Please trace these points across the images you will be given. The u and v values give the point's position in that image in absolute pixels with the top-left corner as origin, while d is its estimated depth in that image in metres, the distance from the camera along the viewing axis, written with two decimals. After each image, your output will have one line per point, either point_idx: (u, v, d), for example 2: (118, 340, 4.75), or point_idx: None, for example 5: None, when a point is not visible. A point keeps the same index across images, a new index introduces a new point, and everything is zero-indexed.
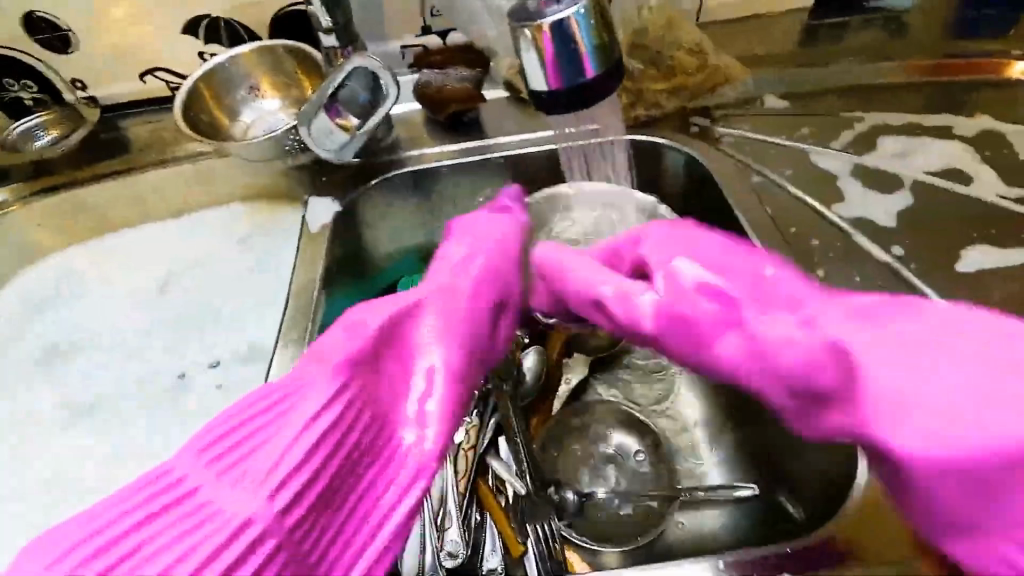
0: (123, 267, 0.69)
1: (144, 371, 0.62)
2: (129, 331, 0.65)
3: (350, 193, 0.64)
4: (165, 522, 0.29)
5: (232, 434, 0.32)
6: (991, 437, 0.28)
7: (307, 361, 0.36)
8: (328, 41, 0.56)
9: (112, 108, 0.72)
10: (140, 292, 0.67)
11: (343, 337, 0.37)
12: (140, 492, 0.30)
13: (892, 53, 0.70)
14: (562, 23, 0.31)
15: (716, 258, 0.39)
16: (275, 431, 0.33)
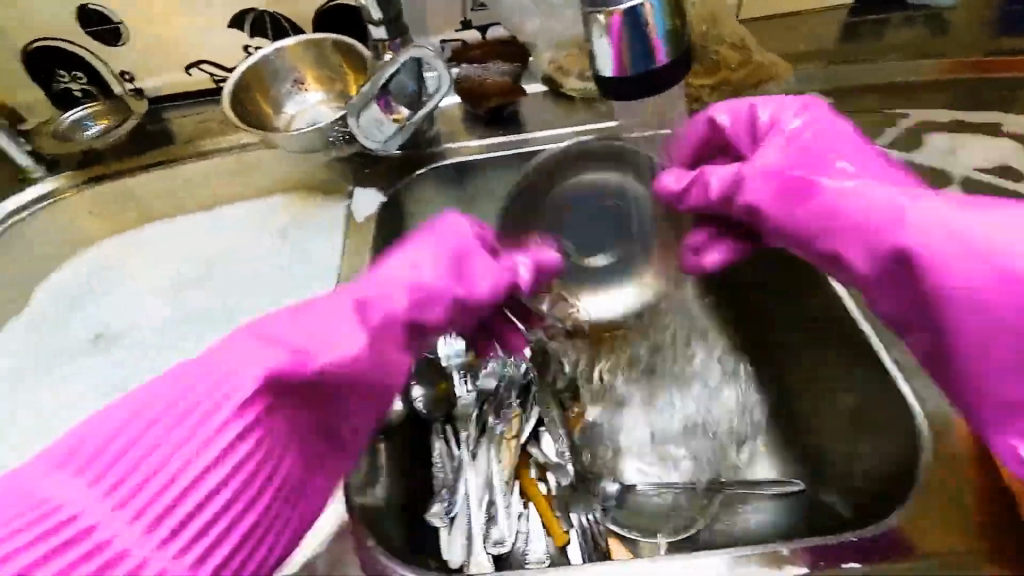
0: (145, 264, 0.71)
1: (150, 370, 0.64)
2: (146, 329, 0.66)
3: (393, 185, 0.64)
4: (50, 547, 0.31)
5: (113, 447, 0.35)
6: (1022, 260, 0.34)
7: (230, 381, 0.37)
8: (377, 34, 0.57)
9: (159, 99, 0.74)
10: (159, 291, 0.69)
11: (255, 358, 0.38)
12: (36, 526, 0.32)
13: (934, 49, 0.69)
14: (635, 9, 0.31)
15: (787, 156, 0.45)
16: (181, 448, 0.35)
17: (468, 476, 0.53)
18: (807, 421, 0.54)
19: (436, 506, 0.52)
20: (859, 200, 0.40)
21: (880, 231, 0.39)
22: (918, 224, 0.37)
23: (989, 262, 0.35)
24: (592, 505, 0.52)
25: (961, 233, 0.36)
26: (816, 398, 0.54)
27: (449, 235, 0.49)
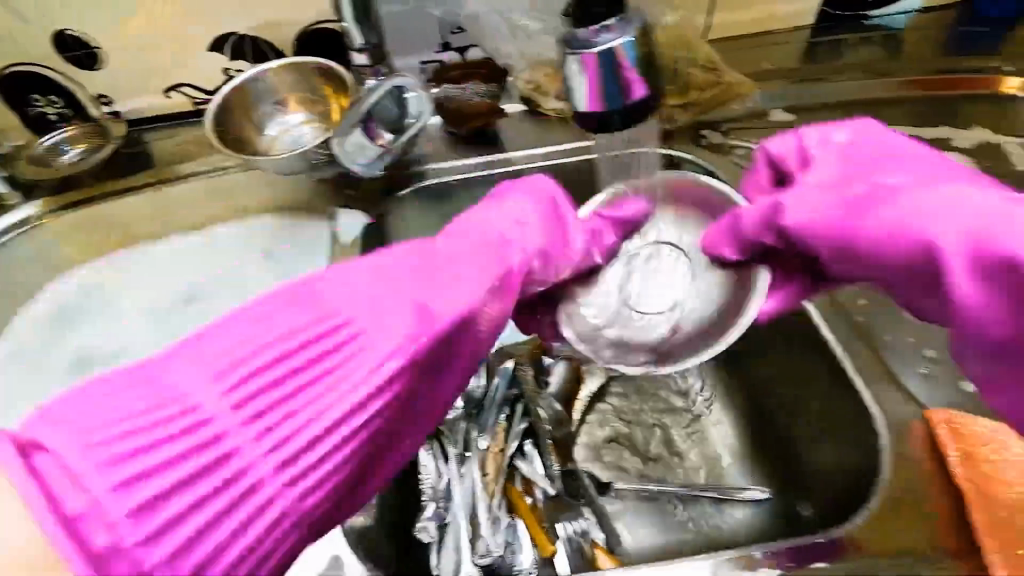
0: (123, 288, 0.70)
1: None
2: (126, 354, 0.66)
3: (377, 207, 0.66)
4: (221, 502, 0.29)
5: (266, 372, 0.32)
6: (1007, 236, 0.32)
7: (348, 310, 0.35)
8: (359, 60, 0.58)
9: (139, 122, 0.74)
10: (137, 315, 0.68)
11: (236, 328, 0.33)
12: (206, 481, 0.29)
13: (889, 68, 0.73)
14: (611, 52, 0.33)
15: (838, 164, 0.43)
16: (324, 398, 0.33)
17: (453, 490, 0.53)
18: (779, 427, 0.57)
19: (423, 520, 0.52)
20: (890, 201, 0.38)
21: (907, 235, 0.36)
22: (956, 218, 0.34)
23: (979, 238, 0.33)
24: (576, 514, 0.54)
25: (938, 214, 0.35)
26: (788, 403, 0.56)
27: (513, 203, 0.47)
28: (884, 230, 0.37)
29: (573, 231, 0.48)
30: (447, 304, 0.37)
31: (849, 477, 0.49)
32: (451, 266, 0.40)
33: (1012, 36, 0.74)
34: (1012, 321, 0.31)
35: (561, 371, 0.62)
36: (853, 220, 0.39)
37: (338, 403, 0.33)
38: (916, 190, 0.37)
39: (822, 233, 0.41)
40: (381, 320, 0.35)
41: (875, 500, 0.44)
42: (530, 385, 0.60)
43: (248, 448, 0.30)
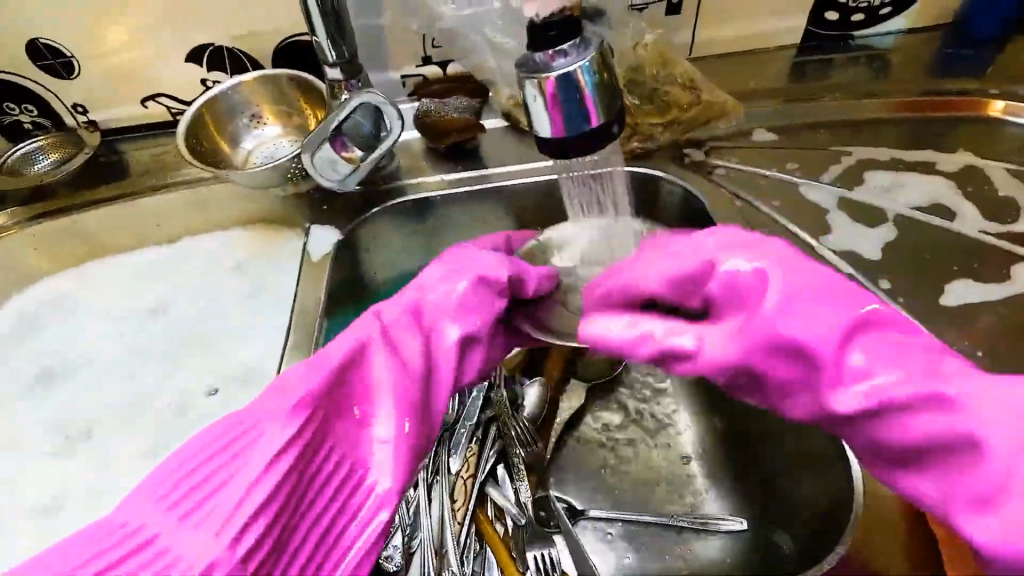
0: (90, 300, 0.69)
1: (92, 412, 0.62)
2: (91, 368, 0.64)
3: (350, 222, 0.64)
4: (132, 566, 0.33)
5: (190, 477, 0.36)
6: (953, 419, 0.34)
7: (266, 396, 0.40)
8: (332, 74, 0.57)
9: (116, 131, 0.73)
10: (105, 325, 0.67)
11: (202, 439, 0.39)
12: (111, 552, 0.34)
13: (875, 88, 0.72)
14: (568, 76, 0.32)
15: (804, 282, 0.38)
16: (234, 475, 0.36)
17: (421, 514, 0.51)
18: (759, 449, 0.56)
19: (389, 547, 0.50)
20: (848, 383, 0.36)
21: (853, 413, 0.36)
22: (887, 395, 0.35)
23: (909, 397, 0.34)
24: (547, 541, 0.52)
25: (912, 372, 0.35)
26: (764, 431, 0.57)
27: (433, 268, 0.49)
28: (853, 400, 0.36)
29: (468, 253, 0.50)
30: (342, 353, 0.42)
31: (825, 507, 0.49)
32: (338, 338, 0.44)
33: (998, 58, 0.74)
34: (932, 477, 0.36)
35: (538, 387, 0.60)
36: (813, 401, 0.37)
37: (255, 455, 0.36)
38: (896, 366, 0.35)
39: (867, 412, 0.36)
40: (277, 401, 0.39)
41: (841, 545, 0.45)
42: (505, 406, 0.57)
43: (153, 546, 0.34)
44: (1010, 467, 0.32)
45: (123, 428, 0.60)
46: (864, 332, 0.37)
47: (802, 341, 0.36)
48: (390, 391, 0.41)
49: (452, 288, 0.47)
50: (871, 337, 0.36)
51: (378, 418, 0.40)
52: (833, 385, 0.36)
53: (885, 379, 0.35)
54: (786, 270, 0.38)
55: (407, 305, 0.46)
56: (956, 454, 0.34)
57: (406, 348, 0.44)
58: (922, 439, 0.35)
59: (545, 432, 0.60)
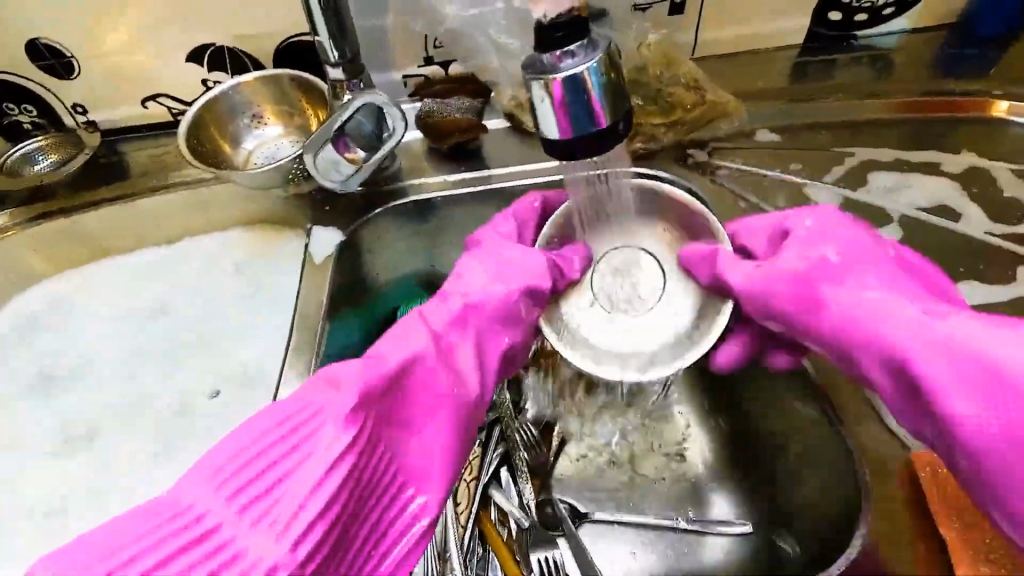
0: (91, 301, 0.68)
1: (94, 414, 0.62)
2: (93, 370, 0.64)
3: (353, 224, 0.64)
4: (190, 559, 0.32)
5: (243, 470, 0.35)
6: (956, 339, 0.37)
7: (324, 389, 0.39)
8: (334, 74, 0.56)
9: (115, 132, 0.72)
10: (106, 327, 0.66)
11: (254, 426, 0.37)
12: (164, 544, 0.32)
13: (879, 88, 0.72)
14: (576, 77, 0.32)
15: (851, 243, 0.46)
16: (299, 470, 0.35)
17: None
18: (757, 450, 0.57)
19: None
20: (865, 301, 0.42)
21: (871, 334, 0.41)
22: (899, 317, 0.40)
23: (916, 323, 0.39)
24: (552, 544, 0.52)
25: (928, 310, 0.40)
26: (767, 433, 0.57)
27: (479, 270, 0.51)
28: (870, 323, 0.41)
29: (508, 255, 0.52)
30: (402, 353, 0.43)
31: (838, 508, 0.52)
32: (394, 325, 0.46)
33: (1001, 58, 0.73)
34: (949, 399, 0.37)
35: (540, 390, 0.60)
36: (837, 321, 0.43)
37: (318, 453, 0.36)
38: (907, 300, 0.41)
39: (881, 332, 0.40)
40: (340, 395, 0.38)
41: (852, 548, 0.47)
42: (507, 407, 0.57)
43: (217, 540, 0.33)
44: (1002, 386, 0.35)
45: (124, 430, 0.60)
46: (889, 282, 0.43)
47: (832, 274, 0.44)
48: (441, 397, 0.43)
49: (497, 298, 0.49)
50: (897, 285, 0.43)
51: (428, 423, 0.42)
52: (850, 306, 0.43)
53: (901, 305, 0.40)
54: (835, 233, 0.47)
55: (455, 310, 0.48)
56: (965, 378, 0.36)
57: (455, 353, 0.46)
58: (925, 355, 0.38)
59: (547, 434, 0.59)
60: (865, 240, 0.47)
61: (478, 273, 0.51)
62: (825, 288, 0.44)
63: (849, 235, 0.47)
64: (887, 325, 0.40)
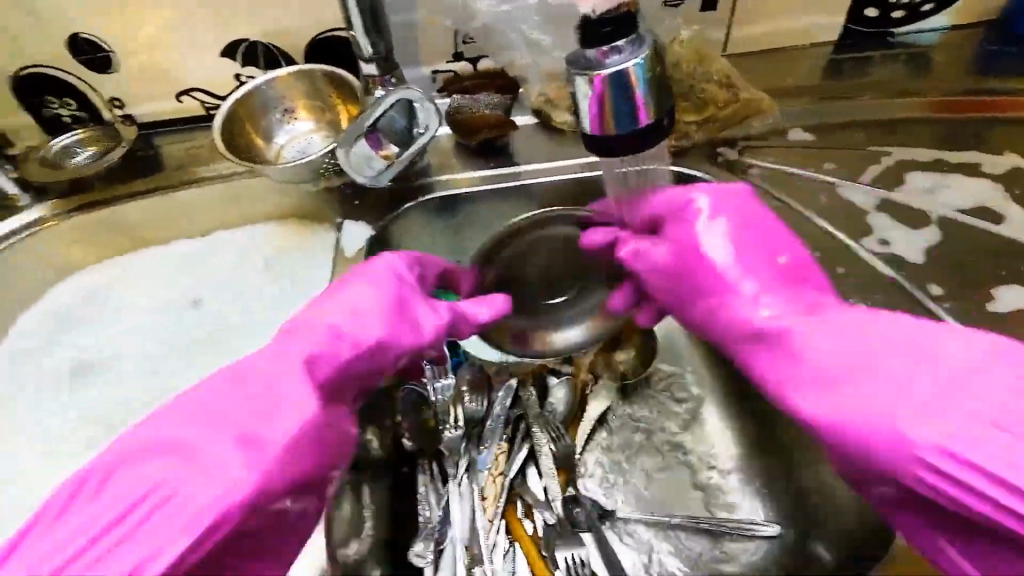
0: (129, 290, 0.70)
1: (130, 402, 0.63)
2: (129, 359, 0.66)
3: (382, 219, 0.65)
4: None
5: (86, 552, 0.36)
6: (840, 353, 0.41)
7: (163, 464, 0.38)
8: (368, 69, 0.57)
9: (150, 125, 0.74)
10: (142, 316, 0.68)
11: (104, 502, 0.37)
12: None
13: (917, 87, 0.70)
14: (622, 73, 0.31)
15: (746, 238, 0.48)
16: (138, 552, 0.35)
17: (451, 510, 0.52)
18: (781, 448, 0.58)
19: (419, 544, 0.51)
20: (755, 305, 0.45)
21: (767, 339, 0.44)
22: (795, 332, 0.43)
23: (811, 335, 0.42)
24: (577, 542, 0.51)
25: (815, 320, 0.43)
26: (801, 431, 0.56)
27: (358, 304, 0.48)
28: (768, 330, 0.44)
29: (422, 315, 0.52)
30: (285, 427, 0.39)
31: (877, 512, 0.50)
32: (275, 344, 0.44)
33: None
34: (837, 412, 0.39)
35: (566, 388, 0.60)
36: (733, 323, 0.46)
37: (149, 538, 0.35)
38: (809, 318, 0.43)
39: (773, 343, 0.44)
40: (190, 477, 0.37)
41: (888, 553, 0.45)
42: (534, 403, 0.58)
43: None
44: (875, 397, 0.38)
45: None
46: (775, 287, 0.46)
47: (727, 274, 0.47)
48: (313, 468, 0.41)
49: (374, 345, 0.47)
50: (785, 289, 0.46)
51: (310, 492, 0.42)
52: (748, 305, 0.45)
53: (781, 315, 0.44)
54: (737, 227, 0.48)
55: (340, 352, 0.45)
56: (858, 393, 0.39)
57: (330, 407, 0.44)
58: (821, 367, 0.41)
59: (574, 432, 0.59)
60: (754, 236, 0.48)
61: (349, 306, 0.48)
62: (716, 280, 0.47)
63: (750, 232, 0.48)
64: (800, 334, 0.43)
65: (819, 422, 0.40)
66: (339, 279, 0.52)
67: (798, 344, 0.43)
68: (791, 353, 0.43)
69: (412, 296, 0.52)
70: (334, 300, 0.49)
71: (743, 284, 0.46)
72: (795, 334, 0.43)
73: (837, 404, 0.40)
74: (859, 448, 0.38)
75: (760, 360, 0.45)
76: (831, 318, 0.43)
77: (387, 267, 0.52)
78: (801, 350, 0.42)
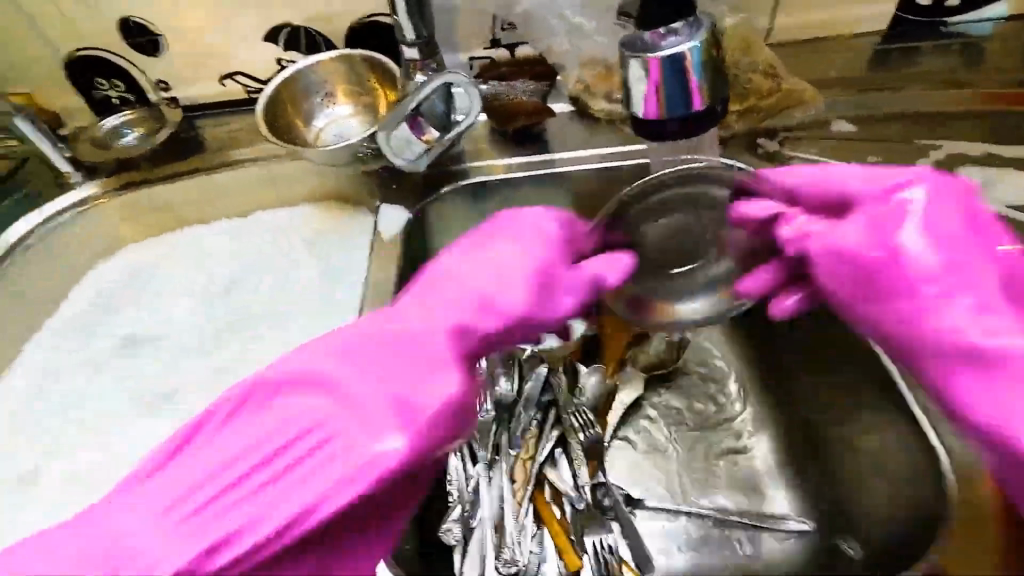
0: (173, 266, 0.72)
1: (170, 373, 0.64)
2: (169, 332, 0.67)
3: (419, 203, 0.65)
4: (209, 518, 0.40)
5: (223, 481, 0.41)
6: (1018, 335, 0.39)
7: (333, 400, 0.43)
8: (409, 54, 0.57)
9: (194, 108, 0.76)
10: (185, 292, 0.70)
11: (272, 425, 0.43)
12: (166, 507, 0.40)
13: (969, 79, 0.68)
14: (678, 56, 0.31)
15: (872, 189, 0.45)
16: (293, 468, 0.41)
17: (480, 491, 0.52)
18: (817, 443, 0.57)
19: (449, 521, 0.52)
20: (929, 268, 0.42)
21: (903, 306, 0.43)
22: (933, 291, 0.42)
23: (955, 306, 0.41)
24: (603, 527, 0.52)
25: (945, 282, 0.42)
26: (837, 427, 0.55)
27: (498, 270, 0.51)
28: (916, 300, 0.43)
29: (564, 293, 0.51)
30: (433, 391, 0.43)
31: (915, 511, 0.47)
32: (420, 309, 0.49)
33: None
34: (989, 390, 0.39)
35: (598, 378, 0.59)
36: (877, 284, 0.44)
37: (305, 466, 0.41)
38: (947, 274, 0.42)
39: (900, 310, 0.43)
40: (340, 416, 0.42)
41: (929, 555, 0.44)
42: (565, 387, 0.58)
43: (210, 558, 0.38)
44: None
45: (194, 391, 0.63)
46: (932, 243, 0.42)
47: (912, 243, 0.42)
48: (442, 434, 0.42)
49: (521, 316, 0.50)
50: (954, 249, 0.42)
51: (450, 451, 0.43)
52: (884, 266, 0.43)
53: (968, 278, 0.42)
54: (866, 181, 0.46)
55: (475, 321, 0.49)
56: (976, 365, 0.40)
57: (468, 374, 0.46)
58: (958, 335, 0.41)
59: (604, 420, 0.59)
60: (953, 226, 0.43)
61: (502, 265, 0.51)
62: (848, 241, 0.44)
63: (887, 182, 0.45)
64: (928, 301, 0.42)
65: (953, 394, 0.41)
66: (478, 233, 0.55)
67: (910, 312, 0.43)
68: (1006, 379, 0.39)
69: (555, 268, 0.52)
70: (486, 260, 0.52)
71: (917, 282, 0.42)
72: (940, 300, 0.42)
73: (950, 376, 0.41)
74: (970, 416, 0.40)
75: (951, 379, 0.41)
76: (970, 286, 0.42)
77: (530, 227, 0.53)
78: (934, 319, 0.42)
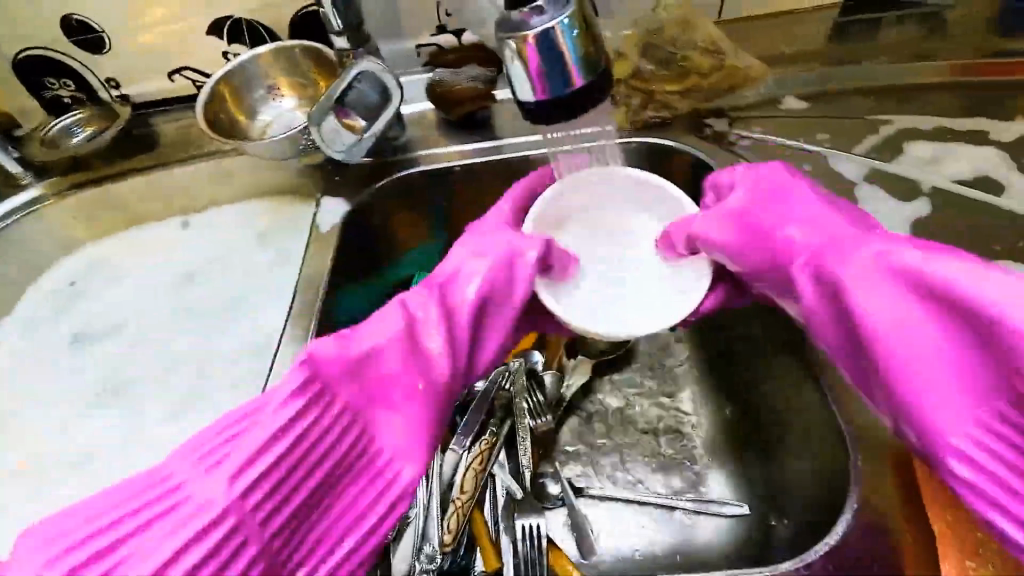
0: (127, 261, 0.71)
1: (114, 372, 0.63)
2: (119, 328, 0.66)
3: (359, 194, 0.65)
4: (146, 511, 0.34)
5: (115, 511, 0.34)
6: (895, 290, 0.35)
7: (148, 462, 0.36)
8: (339, 43, 0.57)
9: (146, 105, 0.76)
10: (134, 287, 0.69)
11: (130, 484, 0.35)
12: (124, 501, 0.34)
13: (931, 48, 0.65)
14: (547, 33, 0.35)
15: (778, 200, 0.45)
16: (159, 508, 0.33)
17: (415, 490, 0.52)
18: (758, 425, 0.56)
19: None
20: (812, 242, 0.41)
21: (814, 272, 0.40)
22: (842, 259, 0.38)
23: (868, 273, 0.36)
24: (538, 513, 0.52)
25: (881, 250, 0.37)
26: (771, 410, 0.55)
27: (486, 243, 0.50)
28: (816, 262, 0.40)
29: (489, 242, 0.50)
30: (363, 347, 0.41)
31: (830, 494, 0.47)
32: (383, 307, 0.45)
33: None
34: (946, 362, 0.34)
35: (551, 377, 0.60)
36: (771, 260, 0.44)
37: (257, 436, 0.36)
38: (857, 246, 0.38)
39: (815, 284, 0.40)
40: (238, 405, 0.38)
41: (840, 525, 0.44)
42: (521, 378, 0.58)
43: (248, 512, 0.34)
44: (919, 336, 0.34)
45: (136, 390, 0.61)
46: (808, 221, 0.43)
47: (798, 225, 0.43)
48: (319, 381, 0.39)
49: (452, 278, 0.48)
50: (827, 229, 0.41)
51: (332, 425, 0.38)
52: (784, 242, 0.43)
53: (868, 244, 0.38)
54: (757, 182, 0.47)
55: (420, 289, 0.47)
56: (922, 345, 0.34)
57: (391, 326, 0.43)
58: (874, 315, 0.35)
59: (559, 414, 0.60)
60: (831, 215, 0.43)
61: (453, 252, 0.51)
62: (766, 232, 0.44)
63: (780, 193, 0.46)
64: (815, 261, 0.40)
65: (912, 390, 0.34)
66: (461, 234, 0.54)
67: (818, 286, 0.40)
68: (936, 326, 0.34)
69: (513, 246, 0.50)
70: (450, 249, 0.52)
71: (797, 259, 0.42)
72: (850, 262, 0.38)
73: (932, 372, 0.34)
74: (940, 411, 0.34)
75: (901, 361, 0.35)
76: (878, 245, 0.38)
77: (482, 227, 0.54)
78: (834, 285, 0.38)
